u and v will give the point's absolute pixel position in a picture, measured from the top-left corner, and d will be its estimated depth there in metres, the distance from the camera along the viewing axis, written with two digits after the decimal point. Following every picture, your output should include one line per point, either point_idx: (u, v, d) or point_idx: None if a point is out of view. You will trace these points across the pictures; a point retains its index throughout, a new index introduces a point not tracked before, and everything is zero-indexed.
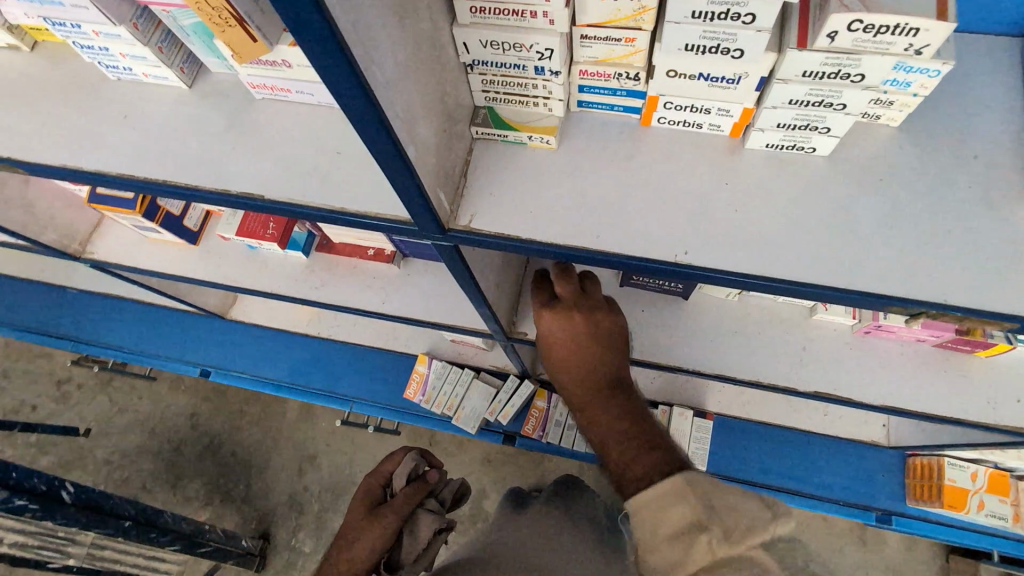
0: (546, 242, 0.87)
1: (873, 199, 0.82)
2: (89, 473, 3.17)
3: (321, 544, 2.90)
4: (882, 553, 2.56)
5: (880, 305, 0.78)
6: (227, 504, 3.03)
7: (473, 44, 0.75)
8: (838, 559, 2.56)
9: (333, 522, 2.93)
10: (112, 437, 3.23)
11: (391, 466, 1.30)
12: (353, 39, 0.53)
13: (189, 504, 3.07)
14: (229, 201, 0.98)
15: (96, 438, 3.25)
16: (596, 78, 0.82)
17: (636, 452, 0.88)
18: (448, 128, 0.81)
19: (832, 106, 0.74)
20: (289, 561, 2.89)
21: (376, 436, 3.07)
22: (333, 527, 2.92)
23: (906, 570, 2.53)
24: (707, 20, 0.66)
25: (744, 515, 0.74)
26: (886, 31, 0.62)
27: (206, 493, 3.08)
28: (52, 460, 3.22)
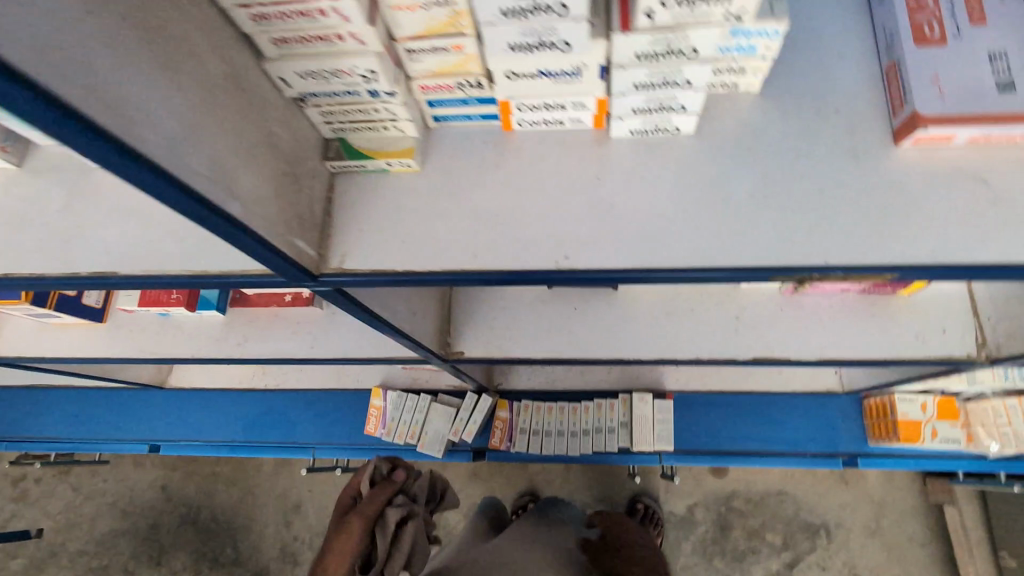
0: (426, 270, 0.81)
1: (744, 170, 0.80)
2: (64, 569, 2.97)
3: None
4: (865, 490, 2.61)
5: (768, 278, 0.76)
6: (217, 570, 2.90)
7: (292, 77, 0.69)
8: (826, 503, 2.60)
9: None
10: (81, 527, 3.05)
11: (355, 478, 1.20)
12: (93, 103, 0.45)
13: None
14: (81, 282, 0.91)
15: (63, 532, 3.05)
16: (440, 91, 0.77)
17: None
18: (292, 169, 0.75)
19: (677, 83, 0.71)
20: None
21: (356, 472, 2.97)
22: None
23: (889, 502, 2.58)
24: (520, 17, 0.61)
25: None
26: (700, 2, 0.59)
27: (194, 563, 2.93)
28: (21, 563, 3.02)
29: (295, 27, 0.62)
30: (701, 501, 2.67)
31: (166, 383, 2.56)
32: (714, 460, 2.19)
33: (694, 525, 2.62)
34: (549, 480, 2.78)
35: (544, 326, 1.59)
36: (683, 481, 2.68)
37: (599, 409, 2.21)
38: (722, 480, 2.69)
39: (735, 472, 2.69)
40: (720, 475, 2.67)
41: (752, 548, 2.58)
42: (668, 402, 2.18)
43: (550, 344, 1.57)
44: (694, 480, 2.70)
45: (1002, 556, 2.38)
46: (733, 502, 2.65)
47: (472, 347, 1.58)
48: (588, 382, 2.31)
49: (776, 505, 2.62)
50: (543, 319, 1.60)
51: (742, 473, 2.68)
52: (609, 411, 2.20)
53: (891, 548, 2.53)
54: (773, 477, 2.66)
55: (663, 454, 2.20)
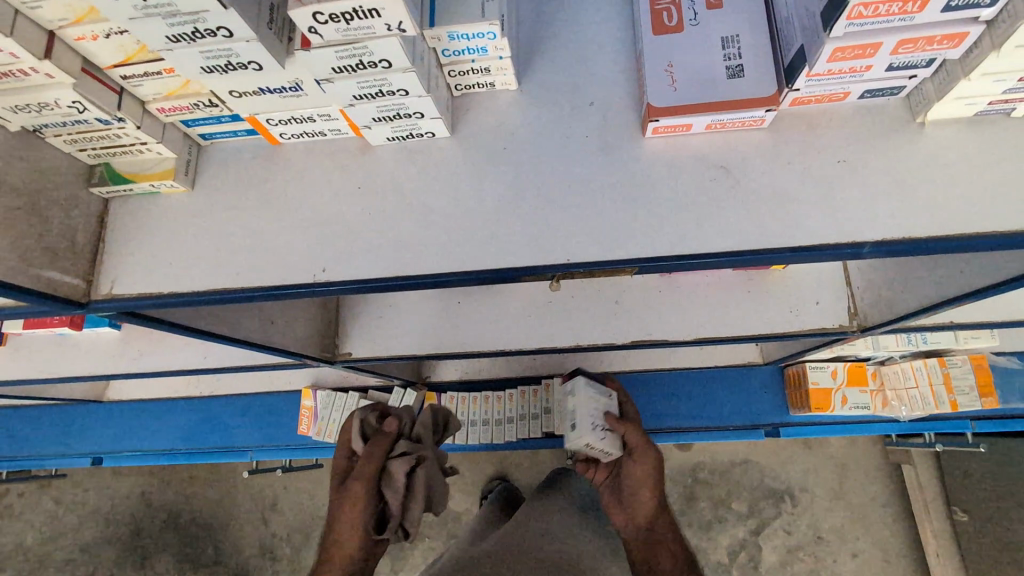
0: (191, 291, 0.82)
1: (499, 170, 0.79)
2: None
3: None
4: (826, 454, 2.54)
5: (517, 277, 0.77)
6: (200, 570, 2.97)
7: (5, 113, 0.69)
8: (788, 469, 2.55)
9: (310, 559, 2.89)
10: (66, 537, 3.11)
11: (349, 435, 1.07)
12: None
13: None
14: None
15: (49, 542, 3.12)
16: (182, 112, 0.77)
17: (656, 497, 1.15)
18: (31, 203, 0.75)
19: (396, 92, 0.70)
20: None
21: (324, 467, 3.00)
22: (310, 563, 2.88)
23: (851, 463, 2.51)
24: (190, 41, 0.60)
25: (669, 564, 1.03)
26: (354, 17, 0.58)
27: (177, 566, 3.00)
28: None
29: None
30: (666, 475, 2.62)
31: (108, 397, 2.59)
32: None
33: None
34: (515, 463, 2.80)
35: (432, 321, 1.60)
36: None
37: (524, 396, 2.24)
38: (686, 453, 2.63)
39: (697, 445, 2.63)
40: (682, 448, 2.62)
41: (718, 517, 2.54)
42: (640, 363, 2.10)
43: (435, 340, 1.58)
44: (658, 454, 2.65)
45: (955, 511, 2.27)
46: (697, 475, 2.60)
47: (363, 347, 1.58)
48: (516, 369, 2.32)
49: (740, 475, 2.56)
50: (427, 316, 1.60)
51: (702, 445, 2.63)
52: (533, 397, 2.22)
53: (853, 511, 2.46)
54: (733, 448, 2.60)
55: None
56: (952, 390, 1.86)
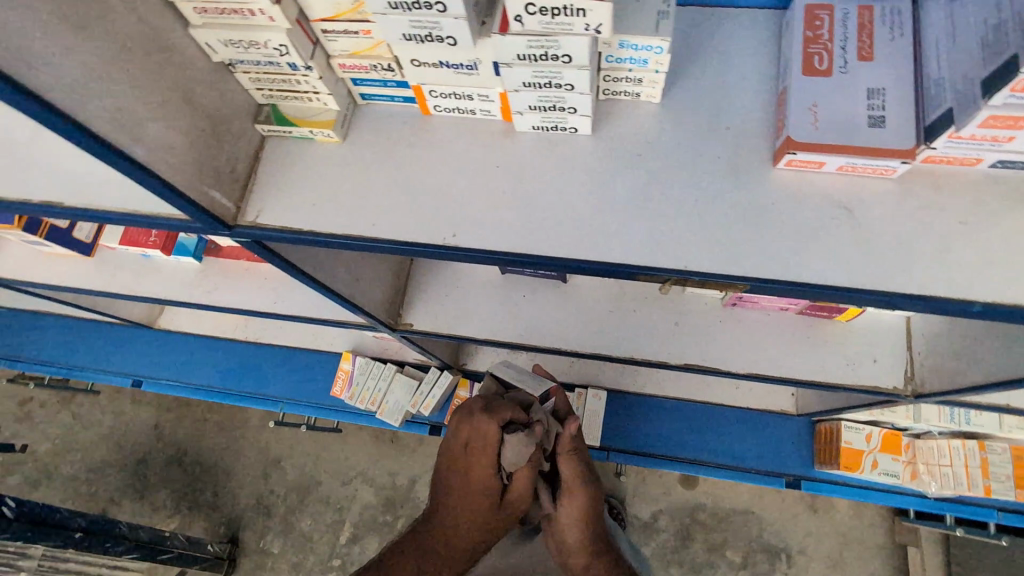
0: (326, 233, 0.89)
1: (631, 173, 0.85)
2: (55, 490, 3.16)
3: (289, 544, 2.92)
4: (832, 519, 2.52)
5: (632, 276, 0.81)
6: (194, 511, 3.05)
7: (216, 44, 0.77)
8: (790, 528, 2.53)
9: (301, 522, 2.96)
10: (77, 453, 3.22)
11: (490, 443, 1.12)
12: None
13: (157, 514, 3.07)
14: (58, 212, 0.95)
15: (60, 455, 3.22)
16: (358, 70, 0.84)
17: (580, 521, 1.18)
18: (212, 127, 0.83)
19: (563, 86, 0.77)
20: (258, 563, 2.91)
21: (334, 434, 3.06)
22: (300, 526, 2.95)
23: (855, 534, 2.49)
24: (406, 10, 0.68)
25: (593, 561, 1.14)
26: (560, 13, 0.64)
27: (174, 501, 3.08)
28: (19, 479, 3.20)
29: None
30: (664, 509, 2.62)
31: (157, 324, 2.71)
32: (661, 464, 2.23)
33: (656, 531, 2.59)
34: None
35: (494, 309, 1.65)
36: (649, 484, 2.64)
37: None
38: (691, 491, 2.63)
39: (705, 485, 2.63)
40: (688, 485, 2.62)
41: (710, 562, 2.53)
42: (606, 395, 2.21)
43: (495, 327, 1.63)
44: (662, 486, 2.66)
45: None
46: (698, 515, 2.59)
47: (422, 321, 1.65)
48: (550, 374, 2.34)
49: (738, 524, 2.55)
50: (491, 303, 1.66)
51: (709, 486, 2.62)
52: None
53: None
54: (741, 495, 2.59)
55: (611, 452, 2.24)
56: (988, 475, 1.85)
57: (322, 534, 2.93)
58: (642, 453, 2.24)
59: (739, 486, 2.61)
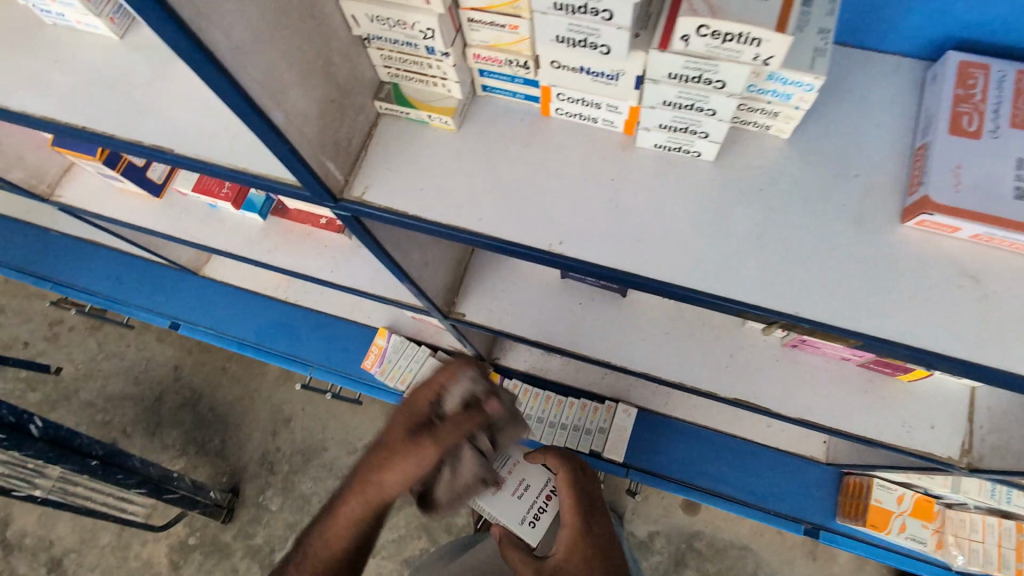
0: (431, 220, 0.88)
1: (750, 207, 0.83)
2: (71, 413, 3.20)
3: (287, 503, 2.94)
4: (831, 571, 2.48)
5: (737, 312, 0.80)
6: (200, 456, 3.07)
7: (362, 18, 0.76)
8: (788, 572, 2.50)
9: (301, 484, 2.97)
10: (97, 380, 3.25)
11: (444, 377, 1.03)
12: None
13: (165, 452, 3.10)
14: (168, 159, 0.99)
15: (80, 380, 3.26)
16: (491, 63, 0.83)
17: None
18: (340, 99, 0.83)
19: (703, 110, 0.75)
20: (254, 516, 2.94)
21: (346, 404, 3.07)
22: (301, 488, 2.96)
23: None
24: (569, 13, 0.67)
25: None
26: (732, 40, 0.62)
27: (182, 443, 3.10)
28: (39, 397, 3.25)
29: None
30: (662, 531, 2.59)
31: (202, 271, 2.72)
32: (679, 490, 2.22)
33: (650, 551, 2.57)
34: None
35: (549, 312, 1.65)
36: (651, 505, 2.62)
37: (584, 410, 2.24)
38: (691, 518, 2.60)
39: (706, 514, 2.60)
40: (690, 512, 2.59)
41: None
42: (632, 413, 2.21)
43: (547, 330, 1.63)
44: (663, 507, 2.63)
45: None
46: (694, 543, 2.56)
47: (474, 312, 1.64)
48: (580, 381, 2.31)
49: (735, 559, 2.52)
50: (547, 306, 1.65)
51: (712, 517, 2.59)
52: (592, 414, 2.23)
53: None
54: (741, 530, 2.57)
55: (631, 469, 2.24)
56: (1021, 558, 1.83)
57: (320, 499, 2.94)
58: (662, 476, 2.23)
59: (742, 521, 2.57)
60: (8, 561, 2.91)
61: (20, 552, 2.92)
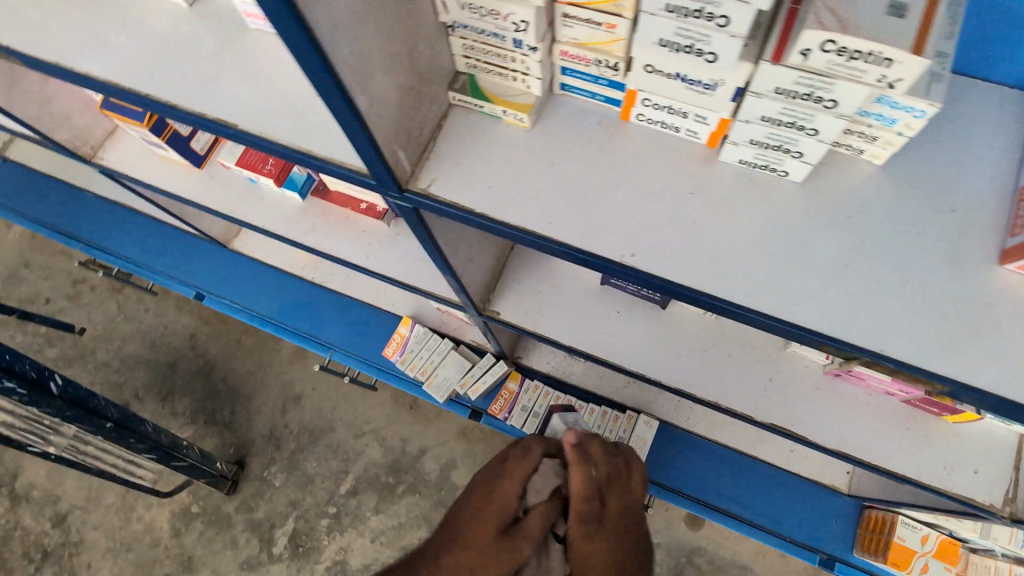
0: (500, 220, 0.85)
1: (836, 235, 0.79)
2: (87, 372, 3.22)
3: (291, 481, 2.92)
4: None
5: (816, 344, 0.76)
6: (209, 426, 3.06)
7: (452, 4, 0.73)
8: None
9: (305, 463, 2.96)
10: (114, 342, 3.27)
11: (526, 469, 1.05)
12: None
13: (175, 419, 3.10)
14: (232, 135, 0.96)
15: (98, 340, 3.28)
16: (578, 61, 0.80)
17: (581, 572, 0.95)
18: (418, 87, 0.80)
19: (804, 129, 0.71)
20: (257, 491, 2.92)
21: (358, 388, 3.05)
22: (305, 467, 2.94)
23: None
24: (681, 15, 0.63)
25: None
26: (858, 58, 0.58)
27: (192, 411, 3.11)
28: (56, 353, 3.27)
29: None
30: (663, 543, 2.56)
31: (231, 245, 2.70)
32: (693, 507, 2.18)
33: None
34: None
35: (585, 318, 1.61)
36: (655, 517, 2.58)
37: (604, 417, 2.17)
38: (694, 533, 2.56)
39: (710, 530, 2.56)
40: (693, 527, 2.56)
41: None
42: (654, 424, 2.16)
43: (582, 336, 1.60)
44: (666, 520, 2.59)
45: None
46: (694, 558, 2.53)
47: (509, 311, 1.61)
48: (602, 389, 2.27)
49: None
50: (585, 312, 1.62)
51: (715, 534, 2.55)
52: (612, 422, 2.16)
53: None
54: (744, 550, 2.53)
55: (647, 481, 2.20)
56: None
57: (324, 479, 2.92)
58: (676, 491, 2.20)
59: (746, 541, 2.54)
60: (14, 512, 2.94)
61: (26, 504, 2.94)
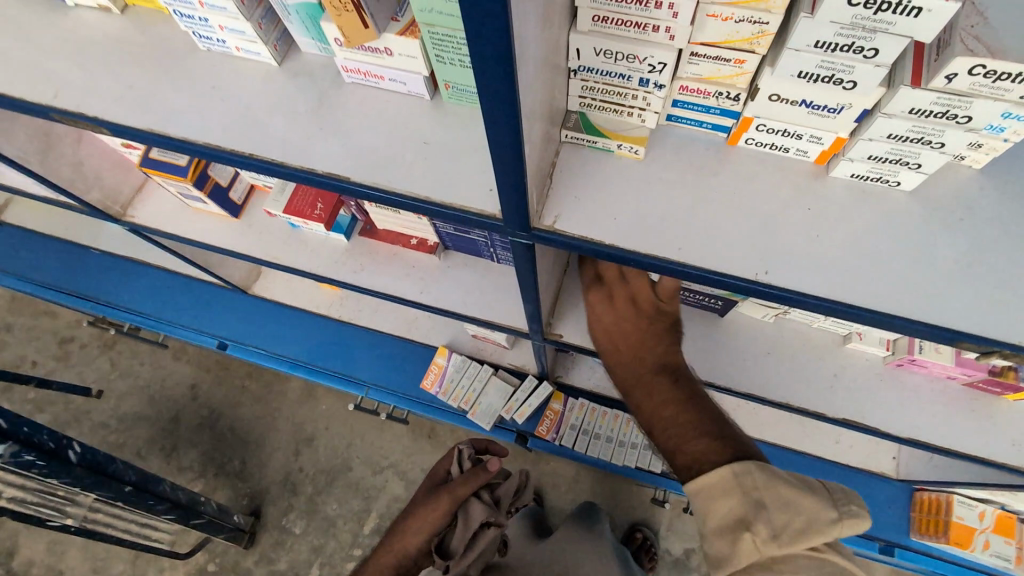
0: (630, 249, 0.88)
1: (954, 236, 0.85)
2: (84, 434, 3.07)
3: (312, 526, 2.84)
4: None
5: (954, 341, 0.80)
6: (220, 477, 2.96)
7: (587, 51, 0.78)
8: None
9: (326, 506, 2.88)
10: (111, 400, 3.14)
11: (450, 458, 1.68)
12: (516, 37, 0.55)
13: (182, 475, 2.99)
14: (346, 188, 0.98)
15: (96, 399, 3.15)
16: (696, 94, 0.84)
17: (685, 436, 0.93)
18: (549, 129, 0.84)
19: (930, 143, 0.76)
20: (277, 540, 2.83)
21: (379, 423, 3.00)
22: (325, 510, 2.87)
23: None
24: (828, 50, 0.68)
25: (799, 513, 0.83)
26: (1006, 80, 0.64)
27: (200, 464, 3.00)
28: (48, 418, 3.12)
29: (623, 10, 0.71)
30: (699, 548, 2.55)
31: (250, 289, 2.62)
32: None
33: (688, 569, 2.53)
34: (556, 485, 2.66)
35: None
36: (689, 522, 2.58)
37: None
38: None
39: None
40: None
41: None
42: None
43: None
44: None
45: None
46: None
47: (570, 332, 1.64)
48: None
49: None
50: None
51: None
52: None
53: None
54: None
55: None
56: None
57: (346, 521, 2.85)
58: None
59: None
60: None
61: None
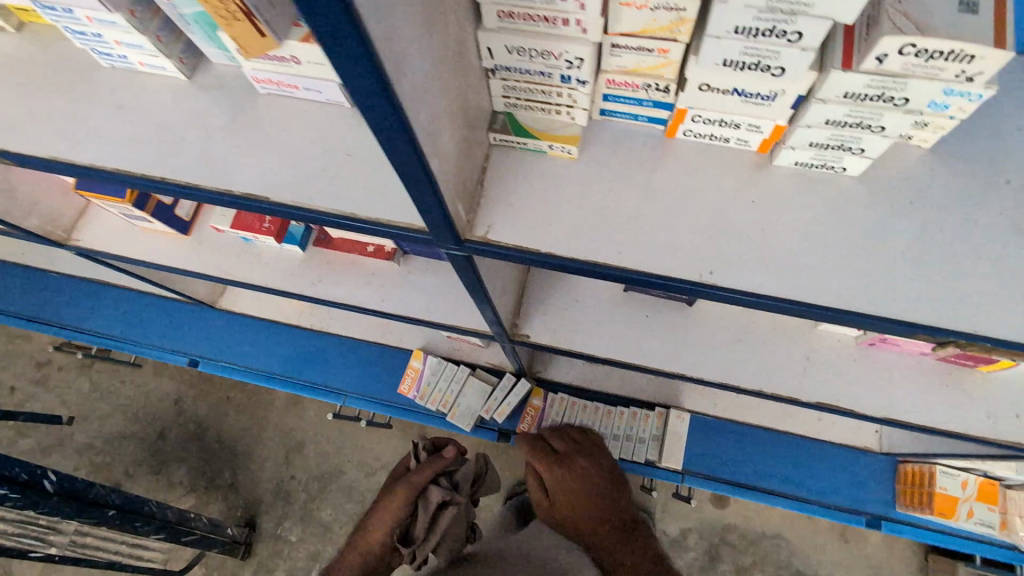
0: (568, 257, 0.83)
1: (904, 222, 0.80)
2: (67, 458, 3.01)
3: (307, 533, 2.81)
4: (864, 554, 2.46)
5: (909, 333, 0.76)
6: (210, 491, 2.92)
7: (498, 49, 0.72)
8: (820, 557, 2.47)
9: (319, 512, 2.85)
10: (91, 422, 3.07)
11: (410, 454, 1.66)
12: (386, 50, 0.49)
13: (172, 491, 2.94)
14: (267, 208, 0.92)
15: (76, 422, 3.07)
16: (624, 87, 0.79)
17: None
18: (469, 135, 0.78)
19: (869, 127, 0.71)
20: (274, 550, 2.80)
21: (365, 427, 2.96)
22: (319, 517, 2.84)
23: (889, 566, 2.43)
24: (750, 36, 0.63)
25: None
26: (941, 57, 0.59)
27: (190, 479, 2.95)
28: (31, 443, 3.04)
29: (527, 5, 0.65)
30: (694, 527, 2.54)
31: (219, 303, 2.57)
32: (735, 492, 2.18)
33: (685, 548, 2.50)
34: None
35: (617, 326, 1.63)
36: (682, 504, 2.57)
37: (634, 418, 2.21)
38: (720, 511, 2.55)
39: (736, 506, 2.56)
40: (719, 506, 2.54)
41: None
42: (683, 415, 2.17)
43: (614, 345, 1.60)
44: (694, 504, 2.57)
45: None
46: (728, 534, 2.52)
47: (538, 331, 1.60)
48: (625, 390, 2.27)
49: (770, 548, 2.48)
50: (614, 322, 1.63)
51: (742, 509, 2.55)
52: (643, 422, 2.19)
53: None
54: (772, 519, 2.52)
55: (686, 475, 2.19)
56: None
57: (341, 526, 2.81)
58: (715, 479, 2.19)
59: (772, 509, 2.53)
60: None
61: None
